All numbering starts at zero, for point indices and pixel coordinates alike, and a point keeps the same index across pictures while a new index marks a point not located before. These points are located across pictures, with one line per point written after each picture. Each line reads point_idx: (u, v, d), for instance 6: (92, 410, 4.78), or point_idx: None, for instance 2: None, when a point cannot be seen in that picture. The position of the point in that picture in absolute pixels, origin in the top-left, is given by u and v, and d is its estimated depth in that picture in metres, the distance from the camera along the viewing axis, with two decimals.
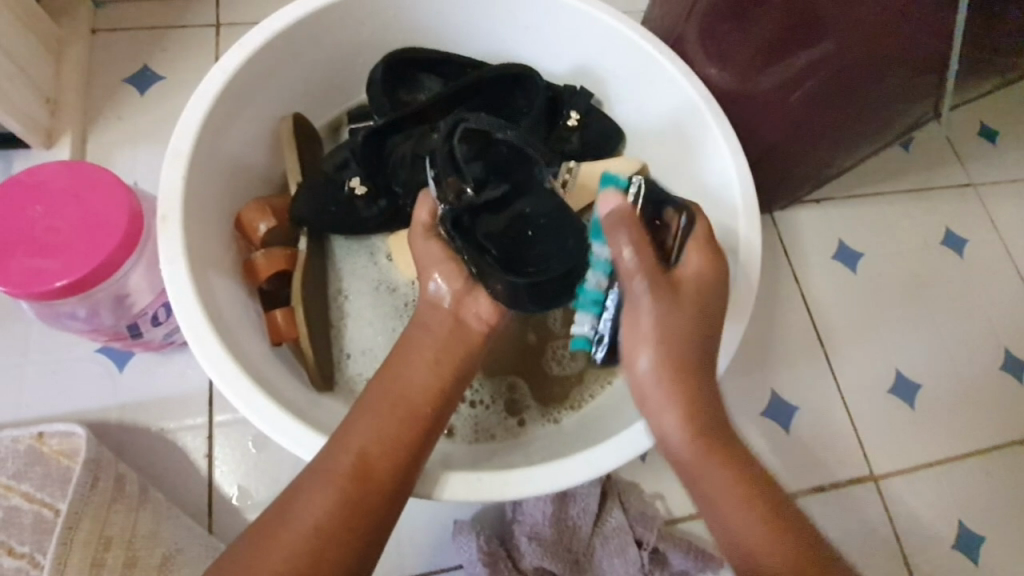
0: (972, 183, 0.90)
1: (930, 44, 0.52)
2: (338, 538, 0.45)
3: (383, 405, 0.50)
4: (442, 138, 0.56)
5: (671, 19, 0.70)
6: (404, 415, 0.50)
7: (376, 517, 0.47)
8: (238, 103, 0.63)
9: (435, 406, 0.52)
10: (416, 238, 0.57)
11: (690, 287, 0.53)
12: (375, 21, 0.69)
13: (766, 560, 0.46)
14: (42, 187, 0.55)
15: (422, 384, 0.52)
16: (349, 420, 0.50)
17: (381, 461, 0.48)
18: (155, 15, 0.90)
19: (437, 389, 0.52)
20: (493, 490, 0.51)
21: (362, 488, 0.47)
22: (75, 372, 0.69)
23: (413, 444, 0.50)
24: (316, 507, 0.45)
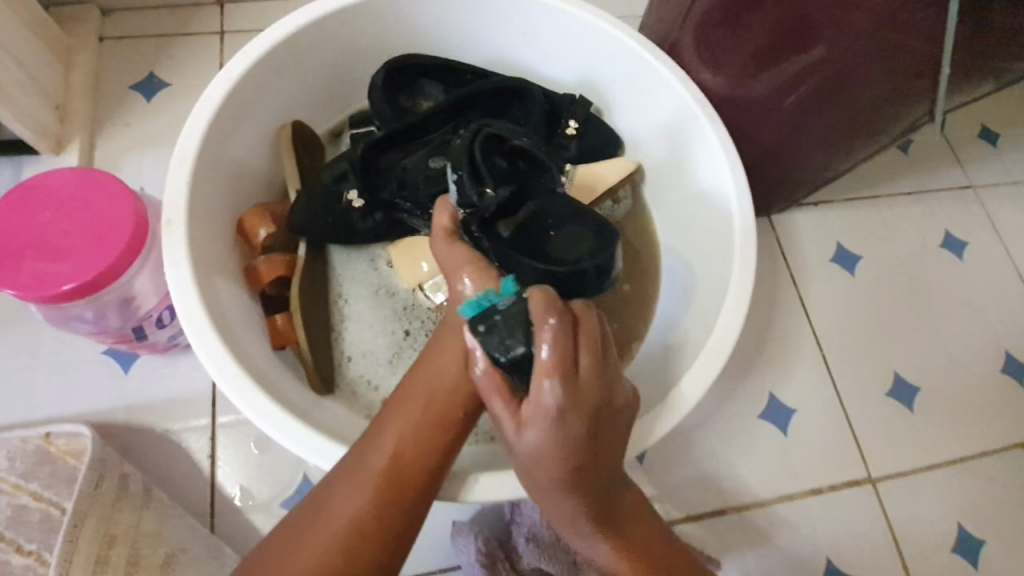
0: (973, 186, 0.90)
1: (922, 47, 0.52)
2: (368, 538, 0.45)
3: (414, 408, 0.50)
4: (464, 144, 0.61)
5: (667, 25, 0.71)
6: (435, 419, 0.50)
7: (407, 518, 0.47)
8: (242, 111, 0.65)
9: (465, 409, 0.52)
10: (438, 242, 0.56)
11: (536, 438, 0.43)
12: (375, 29, 0.70)
13: None
14: (50, 193, 0.56)
15: (451, 387, 0.51)
16: (380, 422, 0.50)
17: (411, 464, 0.48)
18: (161, 23, 0.92)
19: (468, 391, 0.52)
20: (518, 487, 0.52)
21: (395, 490, 0.47)
22: (81, 374, 0.70)
23: (441, 448, 0.50)
24: (348, 509, 0.46)
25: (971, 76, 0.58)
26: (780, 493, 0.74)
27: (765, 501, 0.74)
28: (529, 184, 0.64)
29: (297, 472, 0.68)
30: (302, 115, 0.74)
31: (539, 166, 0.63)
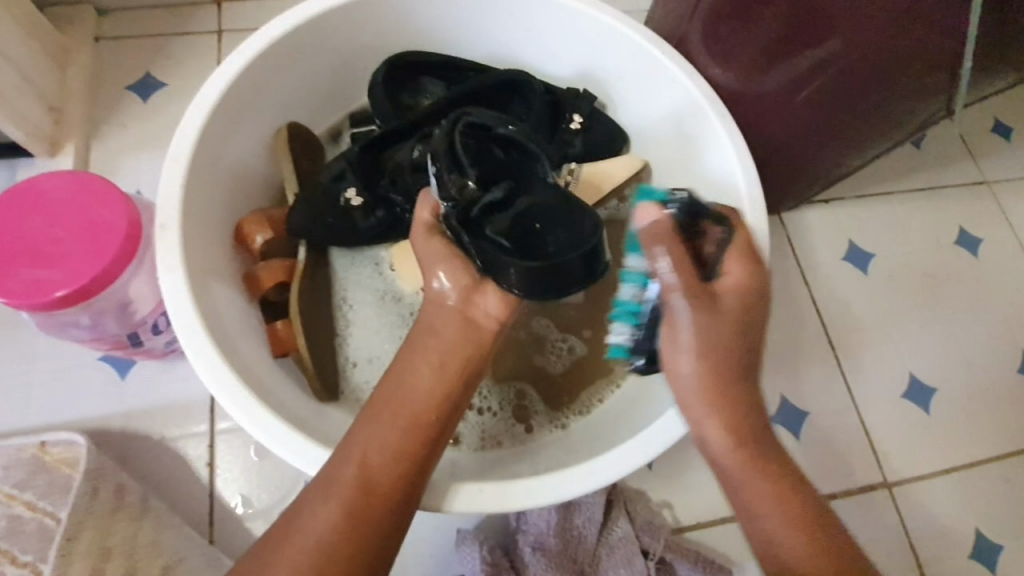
0: (987, 181, 0.88)
1: (942, 41, 0.50)
2: (341, 556, 0.44)
3: (384, 416, 0.48)
4: (444, 134, 0.56)
5: (674, 19, 0.69)
6: (407, 426, 0.48)
7: (380, 534, 0.45)
8: (238, 111, 0.63)
9: (439, 415, 0.50)
10: (416, 238, 0.56)
11: (731, 299, 0.49)
12: (374, 26, 0.69)
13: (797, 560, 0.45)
14: (41, 197, 0.55)
15: (425, 391, 0.50)
16: (351, 432, 0.48)
17: (384, 475, 0.46)
18: (158, 23, 0.90)
19: (441, 396, 0.50)
20: (491, 501, 0.50)
21: (365, 503, 0.45)
22: (78, 381, 0.69)
23: (415, 457, 0.48)
24: (318, 524, 0.44)
25: (990, 71, 0.56)
26: None
27: None
28: (517, 175, 0.60)
29: (297, 480, 0.66)
30: (300, 115, 0.72)
31: (528, 153, 0.59)
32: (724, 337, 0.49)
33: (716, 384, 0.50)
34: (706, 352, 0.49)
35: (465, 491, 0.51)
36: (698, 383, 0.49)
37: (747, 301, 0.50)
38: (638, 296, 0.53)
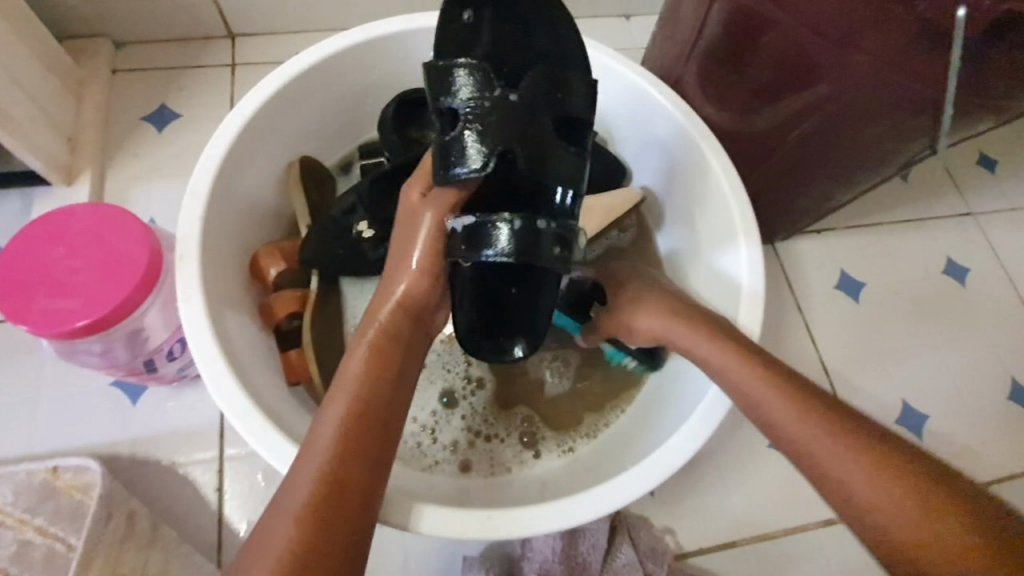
0: (973, 213, 0.91)
1: (922, 89, 0.53)
2: (309, 562, 0.41)
3: (336, 413, 0.47)
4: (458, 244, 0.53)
5: (670, 60, 0.72)
6: (360, 418, 0.47)
7: (345, 540, 0.43)
8: (255, 145, 0.66)
9: (392, 412, 0.49)
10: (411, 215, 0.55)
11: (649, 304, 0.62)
12: (385, 65, 0.72)
13: (923, 554, 0.41)
14: (65, 228, 0.57)
15: (375, 384, 0.49)
16: (308, 437, 0.47)
17: (346, 473, 0.45)
18: (173, 56, 0.93)
19: (394, 392, 0.49)
20: (482, 525, 0.51)
21: (328, 511, 0.43)
22: (88, 407, 0.70)
23: (373, 448, 0.46)
24: (281, 543, 0.42)
25: (971, 115, 0.58)
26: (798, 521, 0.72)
27: (782, 532, 0.72)
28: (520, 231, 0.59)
29: None
30: (312, 148, 0.75)
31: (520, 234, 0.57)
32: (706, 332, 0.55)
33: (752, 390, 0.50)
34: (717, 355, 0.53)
35: (467, 518, 0.52)
36: (731, 372, 0.52)
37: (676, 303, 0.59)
38: None
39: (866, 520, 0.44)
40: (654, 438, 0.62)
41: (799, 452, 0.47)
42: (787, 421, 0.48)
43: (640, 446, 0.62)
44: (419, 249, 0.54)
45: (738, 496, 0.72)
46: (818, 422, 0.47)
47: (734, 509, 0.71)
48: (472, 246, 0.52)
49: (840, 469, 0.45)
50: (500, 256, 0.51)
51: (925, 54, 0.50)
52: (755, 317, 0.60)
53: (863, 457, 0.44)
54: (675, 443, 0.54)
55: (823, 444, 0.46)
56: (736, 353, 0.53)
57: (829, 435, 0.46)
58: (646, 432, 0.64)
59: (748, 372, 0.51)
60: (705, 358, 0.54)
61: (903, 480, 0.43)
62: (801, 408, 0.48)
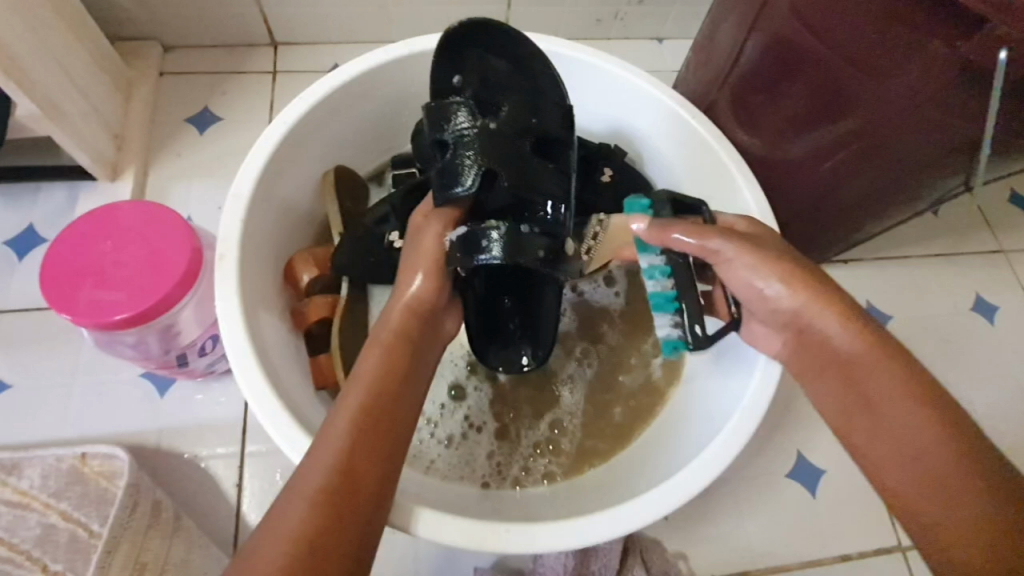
0: (1004, 250, 0.90)
1: (960, 125, 0.52)
2: (326, 547, 0.42)
3: (356, 406, 0.48)
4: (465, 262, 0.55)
5: (703, 86, 0.74)
6: (379, 412, 0.48)
7: (360, 529, 0.44)
8: (295, 151, 0.68)
9: (401, 403, 0.50)
10: (419, 233, 0.58)
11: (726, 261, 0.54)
12: (423, 79, 0.74)
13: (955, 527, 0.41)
14: (113, 222, 0.59)
15: (397, 384, 0.50)
16: (326, 424, 0.48)
17: (368, 465, 0.46)
18: (218, 61, 0.97)
19: (403, 383, 0.51)
20: (494, 539, 0.52)
21: (340, 493, 0.44)
22: (119, 397, 0.72)
23: (391, 444, 0.48)
24: (290, 527, 0.42)
25: (1010, 154, 0.57)
26: (813, 554, 0.71)
27: (796, 564, 0.71)
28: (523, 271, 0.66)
29: None
30: (348, 155, 0.77)
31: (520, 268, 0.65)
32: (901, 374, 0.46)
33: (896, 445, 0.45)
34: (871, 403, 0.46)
35: (475, 524, 0.52)
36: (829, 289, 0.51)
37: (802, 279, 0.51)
38: (668, 284, 0.57)
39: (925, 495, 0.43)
40: (672, 460, 0.62)
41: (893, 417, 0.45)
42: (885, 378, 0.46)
43: (658, 468, 0.62)
44: (426, 261, 0.56)
45: (753, 524, 0.71)
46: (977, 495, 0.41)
47: (749, 537, 0.71)
48: (468, 252, 0.55)
49: (977, 522, 0.41)
50: (493, 260, 0.54)
51: (965, 92, 0.50)
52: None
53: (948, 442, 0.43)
54: (698, 469, 0.54)
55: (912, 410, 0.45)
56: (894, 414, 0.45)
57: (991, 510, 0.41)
58: (664, 455, 0.64)
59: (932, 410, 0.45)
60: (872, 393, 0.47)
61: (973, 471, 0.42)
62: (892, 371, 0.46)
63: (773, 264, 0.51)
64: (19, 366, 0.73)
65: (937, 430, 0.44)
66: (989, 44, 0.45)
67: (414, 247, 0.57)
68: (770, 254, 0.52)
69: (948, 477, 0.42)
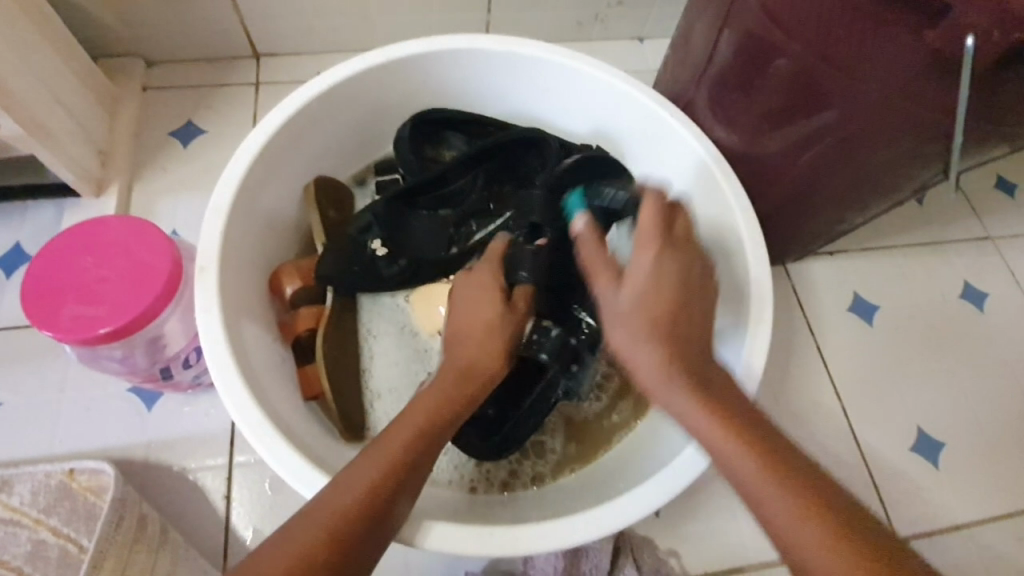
0: (991, 237, 0.90)
1: (930, 116, 0.52)
2: None
3: (394, 450, 0.46)
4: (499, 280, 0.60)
5: (681, 84, 0.74)
6: (411, 462, 0.46)
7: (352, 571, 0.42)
8: (276, 161, 0.68)
9: (432, 456, 0.48)
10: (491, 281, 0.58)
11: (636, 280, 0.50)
12: (403, 86, 0.74)
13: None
14: (93, 237, 0.59)
15: (434, 435, 0.49)
16: (363, 456, 0.46)
17: (383, 513, 0.44)
18: (202, 74, 0.98)
19: (439, 436, 0.49)
20: (476, 542, 0.51)
21: (355, 530, 0.42)
22: (108, 412, 0.72)
23: (406, 498, 0.46)
24: (297, 548, 0.40)
25: (986, 142, 0.57)
26: None
27: None
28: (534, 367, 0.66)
29: None
30: (331, 163, 0.77)
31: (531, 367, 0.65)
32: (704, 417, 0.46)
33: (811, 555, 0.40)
34: (779, 508, 0.42)
35: (470, 530, 0.51)
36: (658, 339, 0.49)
37: (660, 286, 0.49)
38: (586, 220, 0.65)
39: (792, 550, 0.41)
40: (657, 459, 0.61)
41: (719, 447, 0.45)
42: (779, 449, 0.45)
43: (644, 467, 0.62)
44: (497, 328, 0.55)
45: (746, 521, 0.71)
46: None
47: (741, 533, 0.70)
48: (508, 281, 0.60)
49: None
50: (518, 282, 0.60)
51: (934, 82, 0.49)
52: (762, 357, 0.59)
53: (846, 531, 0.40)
54: (680, 465, 0.53)
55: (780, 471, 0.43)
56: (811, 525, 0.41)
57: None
58: (650, 453, 0.64)
59: (749, 463, 0.44)
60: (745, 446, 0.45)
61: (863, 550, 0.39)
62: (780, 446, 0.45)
63: (662, 280, 0.49)
64: (7, 384, 0.73)
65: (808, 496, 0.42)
66: (955, 30, 0.45)
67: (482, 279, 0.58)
68: (676, 274, 0.50)
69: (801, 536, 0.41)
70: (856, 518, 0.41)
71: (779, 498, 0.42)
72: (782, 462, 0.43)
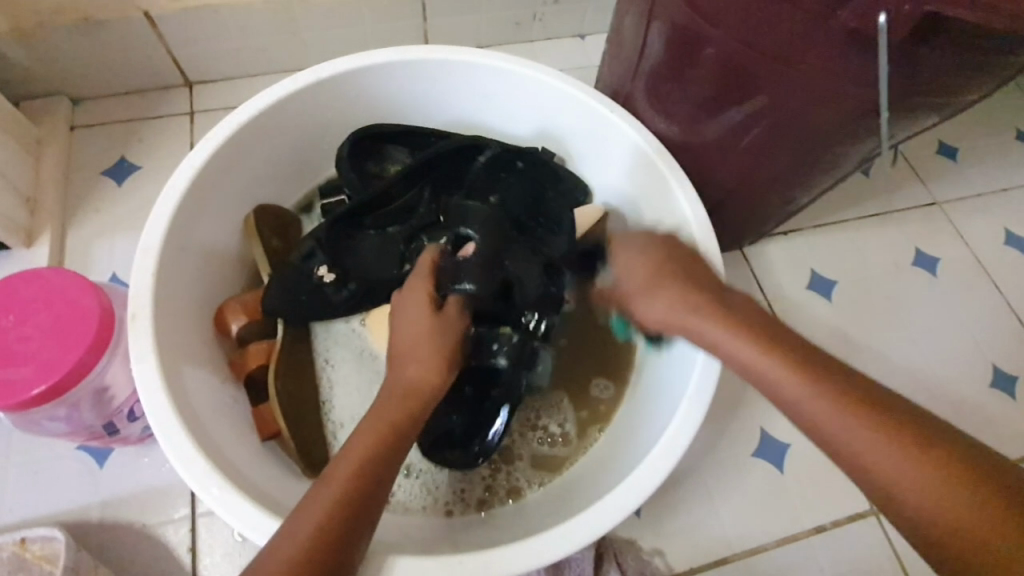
0: (938, 202, 0.92)
1: (854, 91, 0.52)
2: None
3: (337, 478, 0.45)
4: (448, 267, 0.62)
5: (618, 79, 0.73)
6: (356, 488, 0.45)
7: None
8: (209, 193, 0.66)
9: (383, 481, 0.47)
10: (410, 297, 0.58)
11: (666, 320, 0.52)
12: (337, 104, 0.72)
13: (922, 515, 0.39)
14: (13, 294, 0.56)
15: (378, 456, 0.47)
16: (310, 492, 0.45)
17: (335, 544, 0.43)
18: (132, 108, 0.94)
19: (393, 457, 0.48)
20: (445, 571, 0.50)
21: (311, 570, 0.41)
22: (56, 473, 0.68)
23: (357, 526, 0.44)
24: None
25: (915, 113, 0.57)
26: (786, 532, 0.71)
27: (771, 543, 0.70)
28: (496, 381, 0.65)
29: None
30: (271, 190, 0.75)
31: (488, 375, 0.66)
32: (778, 371, 0.44)
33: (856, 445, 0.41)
34: (856, 448, 0.41)
35: (441, 561, 0.50)
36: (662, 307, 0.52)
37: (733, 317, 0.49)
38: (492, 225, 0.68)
39: (889, 502, 0.40)
40: (628, 459, 0.60)
41: (790, 412, 0.44)
42: (823, 413, 0.42)
43: (615, 469, 0.61)
44: (435, 337, 0.55)
45: (726, 508, 0.71)
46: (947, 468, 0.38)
47: (722, 522, 0.70)
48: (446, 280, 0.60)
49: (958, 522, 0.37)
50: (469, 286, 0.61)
51: (854, 58, 0.49)
52: None
53: (933, 469, 0.38)
54: (649, 466, 0.53)
55: (854, 424, 0.41)
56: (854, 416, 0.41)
57: (977, 496, 0.37)
58: (620, 455, 0.63)
59: (782, 373, 0.44)
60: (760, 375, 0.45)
61: (957, 485, 0.38)
62: (843, 400, 0.41)
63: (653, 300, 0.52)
64: None
65: (893, 445, 0.40)
66: (868, 8, 0.45)
67: (404, 296, 0.59)
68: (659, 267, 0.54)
69: (896, 482, 0.39)
70: (946, 439, 0.39)
71: (863, 445, 0.40)
72: (848, 393, 0.42)
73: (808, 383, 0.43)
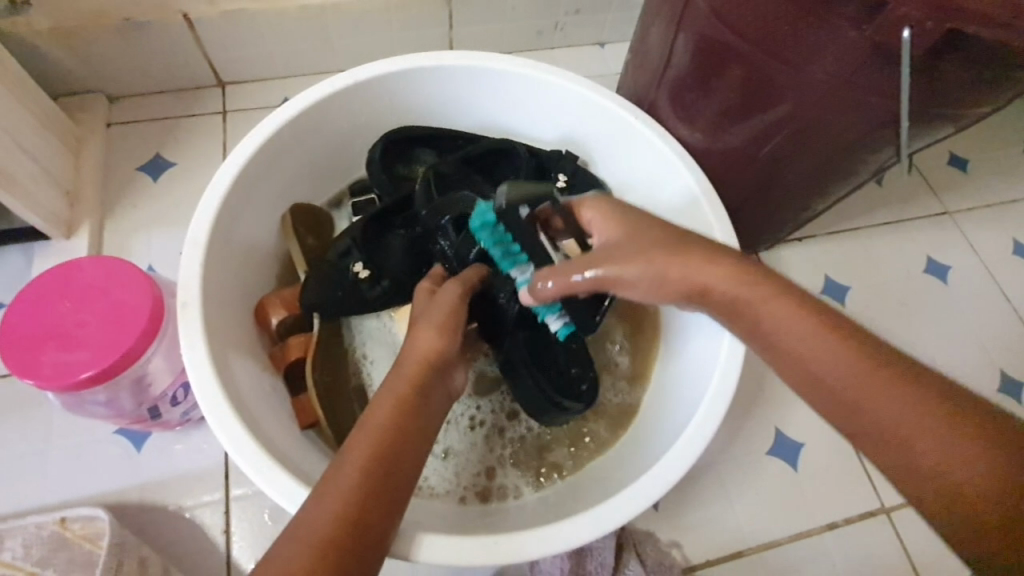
0: (949, 212, 0.94)
1: (876, 101, 0.55)
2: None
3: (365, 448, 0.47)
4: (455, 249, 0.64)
5: (643, 87, 0.76)
6: (385, 456, 0.47)
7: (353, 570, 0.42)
8: (250, 189, 0.68)
9: (411, 449, 0.49)
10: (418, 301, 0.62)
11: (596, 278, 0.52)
12: (372, 107, 0.75)
13: (920, 456, 0.41)
14: (69, 281, 0.59)
15: (402, 426, 0.49)
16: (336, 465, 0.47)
17: (372, 511, 0.45)
18: (167, 107, 0.97)
19: (413, 436, 0.49)
20: (478, 549, 0.52)
21: (346, 541, 0.43)
22: (96, 456, 0.70)
23: (392, 493, 0.46)
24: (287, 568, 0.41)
25: (932, 124, 0.59)
26: (799, 529, 0.73)
27: (784, 539, 0.72)
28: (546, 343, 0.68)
29: None
30: (306, 187, 0.77)
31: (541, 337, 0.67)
32: (792, 315, 0.46)
33: (874, 410, 0.42)
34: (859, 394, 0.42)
35: (475, 542, 0.52)
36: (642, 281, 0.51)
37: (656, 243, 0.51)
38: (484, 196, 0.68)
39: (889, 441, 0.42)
40: (654, 451, 0.63)
41: (799, 351, 0.45)
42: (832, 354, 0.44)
43: (639, 461, 0.64)
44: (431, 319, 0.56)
45: (742, 503, 0.73)
46: (968, 436, 0.39)
47: (737, 517, 0.72)
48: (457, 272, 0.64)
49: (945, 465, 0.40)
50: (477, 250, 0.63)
51: (879, 70, 0.52)
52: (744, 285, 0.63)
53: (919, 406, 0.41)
54: (675, 456, 0.55)
55: (859, 374, 0.43)
56: (880, 380, 0.42)
57: (982, 465, 0.39)
58: (644, 448, 0.65)
59: (785, 316, 0.46)
60: (767, 331, 0.47)
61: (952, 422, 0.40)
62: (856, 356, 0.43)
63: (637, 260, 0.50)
64: None
65: (890, 392, 0.42)
66: (892, 25, 0.47)
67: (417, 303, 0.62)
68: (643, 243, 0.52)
69: (899, 425, 0.41)
70: (940, 386, 0.42)
71: (868, 389, 0.42)
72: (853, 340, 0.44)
73: (809, 327, 0.45)
